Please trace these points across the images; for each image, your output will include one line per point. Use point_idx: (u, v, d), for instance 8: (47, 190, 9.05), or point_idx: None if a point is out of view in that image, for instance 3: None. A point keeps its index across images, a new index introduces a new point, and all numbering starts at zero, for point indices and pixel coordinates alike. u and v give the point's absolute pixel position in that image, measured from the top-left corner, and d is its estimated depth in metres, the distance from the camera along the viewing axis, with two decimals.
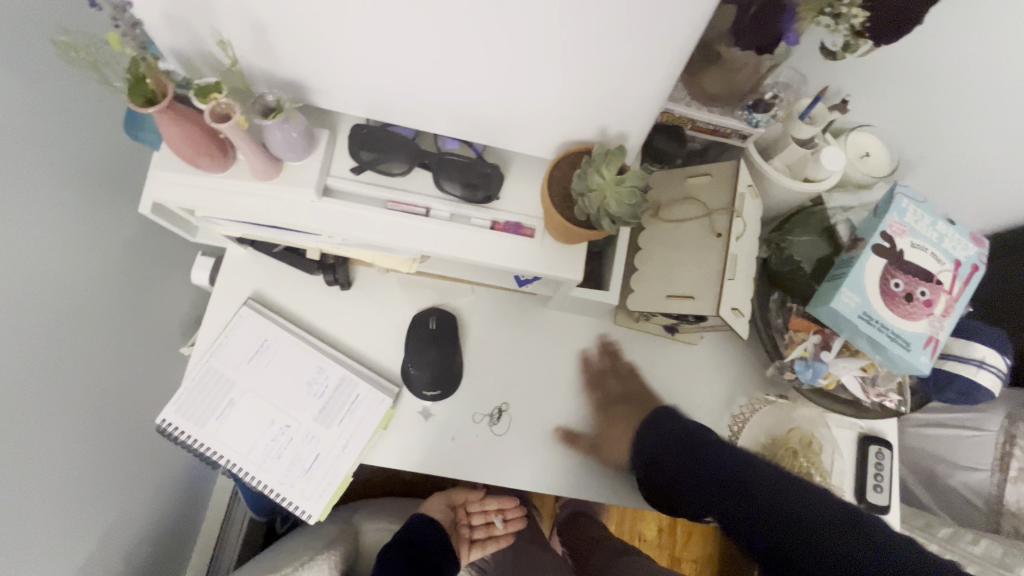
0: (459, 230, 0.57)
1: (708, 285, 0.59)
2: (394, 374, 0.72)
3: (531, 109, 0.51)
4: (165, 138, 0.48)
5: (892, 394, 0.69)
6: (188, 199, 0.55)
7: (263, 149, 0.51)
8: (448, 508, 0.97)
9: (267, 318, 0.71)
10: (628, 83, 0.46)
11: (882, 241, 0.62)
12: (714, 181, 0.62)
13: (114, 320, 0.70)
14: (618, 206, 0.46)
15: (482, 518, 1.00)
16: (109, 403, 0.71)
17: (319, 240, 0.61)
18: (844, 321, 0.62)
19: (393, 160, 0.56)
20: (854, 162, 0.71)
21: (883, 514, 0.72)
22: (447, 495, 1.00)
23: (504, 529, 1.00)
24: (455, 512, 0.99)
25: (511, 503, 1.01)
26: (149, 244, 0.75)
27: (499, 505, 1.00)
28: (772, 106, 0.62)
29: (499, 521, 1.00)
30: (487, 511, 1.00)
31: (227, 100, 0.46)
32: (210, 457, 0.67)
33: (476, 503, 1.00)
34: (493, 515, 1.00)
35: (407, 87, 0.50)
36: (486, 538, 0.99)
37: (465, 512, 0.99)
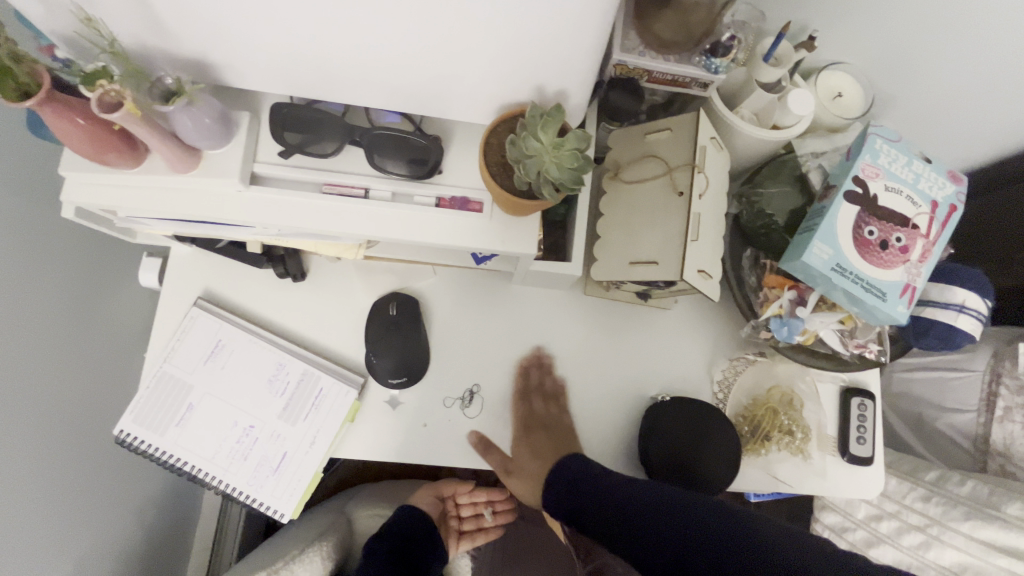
0: (402, 210, 0.54)
1: (672, 248, 0.56)
2: (358, 364, 0.69)
3: (461, 72, 0.46)
4: (59, 137, 0.44)
5: (872, 345, 0.66)
6: (105, 199, 0.51)
7: (175, 139, 0.47)
8: (438, 500, 0.98)
9: (218, 317, 0.67)
10: (558, 32, 0.41)
11: (854, 187, 0.58)
12: (674, 135, 0.58)
13: (58, 333, 0.66)
14: (558, 171, 0.42)
15: (471, 509, 1.01)
16: (68, 418, 0.68)
17: (255, 232, 0.57)
18: (817, 275, 0.59)
19: (324, 138, 0.52)
20: (826, 103, 0.67)
21: (868, 466, 0.70)
22: (436, 488, 1.00)
23: (493, 521, 1.01)
24: (443, 503, 0.99)
25: (499, 495, 1.02)
26: (88, 249, 0.71)
27: (488, 497, 1.02)
28: (731, 49, 0.57)
29: (488, 513, 1.01)
30: (476, 502, 1.01)
31: (116, 86, 0.41)
32: (174, 464, 0.65)
33: (465, 494, 1.01)
34: (482, 507, 1.01)
35: (321, 56, 0.45)
36: (475, 529, 1.00)
37: (453, 503, 1.00)
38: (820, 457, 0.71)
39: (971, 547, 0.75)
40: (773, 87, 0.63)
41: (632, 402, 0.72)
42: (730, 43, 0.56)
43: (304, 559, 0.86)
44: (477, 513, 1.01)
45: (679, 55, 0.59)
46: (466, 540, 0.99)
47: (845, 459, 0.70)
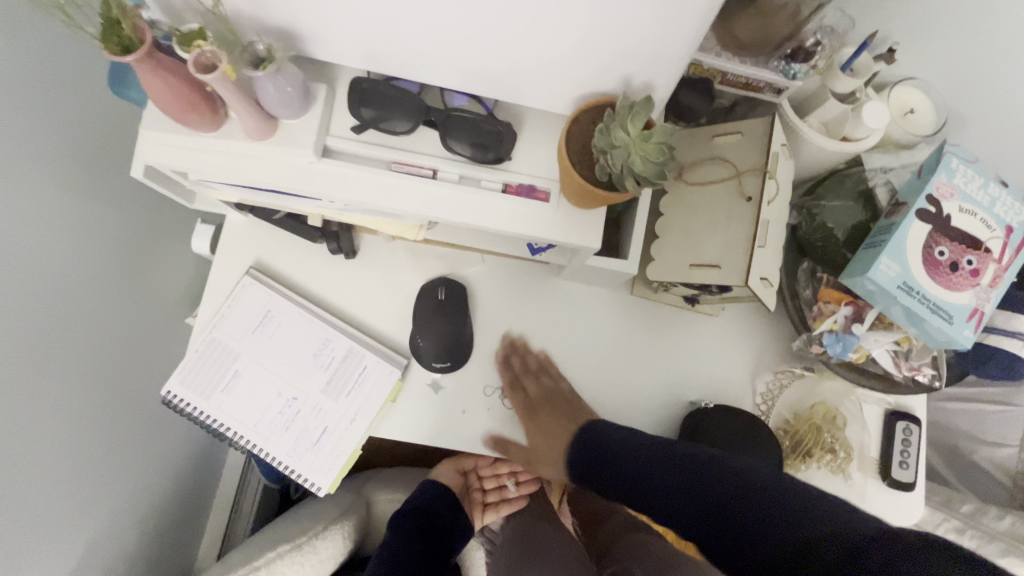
0: (470, 194, 0.53)
1: (736, 253, 0.55)
2: (402, 346, 0.69)
3: (547, 60, 0.46)
4: (149, 95, 0.44)
5: (926, 368, 0.65)
6: (180, 161, 0.51)
7: (258, 106, 0.47)
8: (458, 472, 0.99)
9: (269, 287, 0.68)
10: (655, 24, 0.41)
11: (927, 206, 0.57)
12: (744, 140, 0.57)
13: (106, 291, 0.67)
14: (644, 164, 0.42)
15: (494, 480, 1.03)
16: (110, 376, 0.69)
17: (320, 205, 0.57)
18: (880, 291, 0.58)
19: (396, 116, 0.52)
20: (896, 118, 0.66)
21: (909, 491, 0.69)
22: (457, 462, 1.01)
23: (515, 492, 1.03)
24: (465, 477, 1.01)
25: (522, 466, 1.04)
26: (141, 211, 0.72)
27: (511, 469, 1.03)
28: (812, 56, 0.56)
29: (511, 484, 1.03)
30: (498, 474, 1.03)
31: (212, 48, 0.41)
32: (217, 429, 0.65)
33: (486, 464, 1.02)
34: (504, 478, 1.03)
35: (408, 33, 0.45)
36: (499, 500, 1.03)
37: (476, 477, 1.02)
38: (860, 479, 0.69)
39: None
40: (847, 98, 0.62)
41: (671, 407, 0.71)
42: (812, 49, 0.56)
43: (328, 535, 0.86)
44: (498, 481, 1.03)
45: (757, 58, 0.58)
46: (490, 512, 1.01)
47: (886, 483, 0.69)
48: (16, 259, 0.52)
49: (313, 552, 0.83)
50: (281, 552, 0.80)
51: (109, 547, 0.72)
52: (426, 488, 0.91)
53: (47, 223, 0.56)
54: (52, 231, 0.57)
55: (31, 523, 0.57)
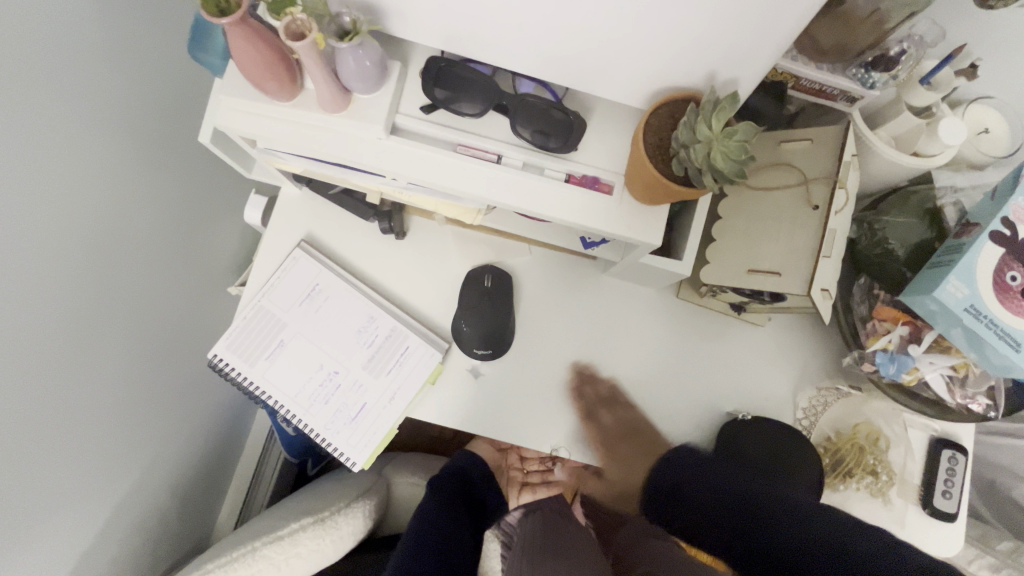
0: (532, 180, 0.53)
1: (798, 261, 0.54)
2: (443, 329, 0.70)
3: (627, 52, 0.45)
4: (233, 58, 0.45)
5: (981, 398, 0.63)
6: (250, 127, 0.52)
7: (334, 78, 0.47)
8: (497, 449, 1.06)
9: (319, 262, 0.69)
10: (749, 19, 0.39)
11: (1002, 228, 0.55)
12: (814, 147, 0.56)
13: (159, 252, 0.69)
14: (724, 161, 0.42)
15: (537, 464, 1.03)
16: (156, 334, 0.72)
17: (381, 182, 0.57)
18: (943, 312, 0.56)
19: (467, 99, 0.52)
20: (970, 137, 0.64)
21: (950, 522, 0.67)
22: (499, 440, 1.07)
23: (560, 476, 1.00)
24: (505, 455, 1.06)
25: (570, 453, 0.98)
26: (197, 178, 0.74)
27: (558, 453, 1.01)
28: (895, 65, 0.53)
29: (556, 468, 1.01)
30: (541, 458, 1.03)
31: (303, 16, 0.42)
32: (257, 396, 0.66)
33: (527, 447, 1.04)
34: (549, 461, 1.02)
35: (488, 14, 0.45)
36: (538, 483, 1.01)
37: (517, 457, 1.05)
38: (901, 505, 0.68)
39: None
40: (923, 112, 0.60)
41: (707, 414, 0.71)
42: (895, 57, 0.53)
43: (349, 512, 0.87)
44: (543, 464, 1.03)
45: (834, 64, 0.57)
46: (527, 493, 1.01)
47: (926, 511, 0.67)
48: (76, 209, 0.54)
49: (335, 526, 0.84)
50: (304, 524, 0.81)
51: (137, 502, 0.74)
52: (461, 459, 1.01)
53: (109, 180, 0.58)
54: (113, 188, 0.59)
55: (63, 466, 0.58)
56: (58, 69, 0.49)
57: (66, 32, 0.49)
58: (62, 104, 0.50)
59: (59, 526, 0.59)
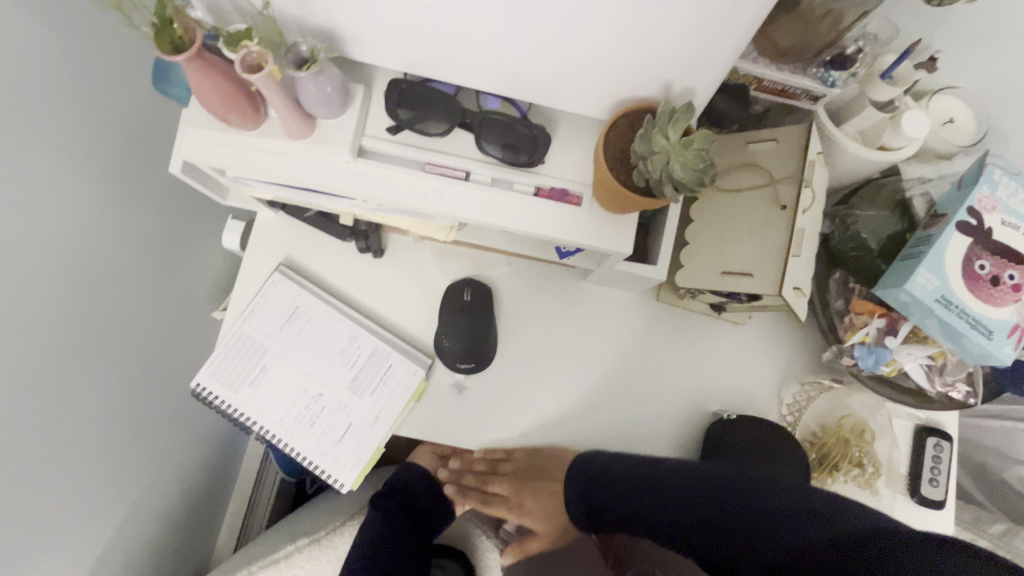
0: (501, 196, 0.53)
1: (769, 262, 0.54)
2: (426, 346, 0.70)
3: (587, 67, 0.46)
4: (194, 93, 0.45)
5: (960, 384, 0.63)
6: (218, 158, 0.52)
7: (297, 105, 0.48)
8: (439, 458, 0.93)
9: (299, 284, 0.69)
10: (703, 29, 0.40)
11: (968, 218, 0.55)
12: (780, 147, 0.57)
13: (140, 283, 0.69)
14: (683, 170, 0.42)
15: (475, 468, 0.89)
16: (141, 366, 0.71)
17: (352, 205, 0.58)
18: (916, 304, 0.57)
19: (431, 118, 0.52)
20: (936, 128, 0.65)
21: (939, 510, 0.67)
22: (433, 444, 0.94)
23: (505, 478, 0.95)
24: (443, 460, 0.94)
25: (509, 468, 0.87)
26: (173, 207, 0.74)
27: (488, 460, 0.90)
28: (852, 62, 0.55)
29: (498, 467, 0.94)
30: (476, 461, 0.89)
31: (258, 49, 0.42)
32: (243, 423, 0.66)
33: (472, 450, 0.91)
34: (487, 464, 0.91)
35: (447, 34, 0.45)
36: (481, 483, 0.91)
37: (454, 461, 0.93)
38: (889, 495, 0.68)
39: None
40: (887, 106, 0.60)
41: (693, 415, 0.71)
42: (853, 56, 0.54)
43: (345, 530, 0.86)
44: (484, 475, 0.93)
45: (795, 64, 0.57)
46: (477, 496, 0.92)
47: (915, 500, 0.68)
48: (51, 246, 0.54)
49: (332, 546, 0.83)
50: (300, 546, 0.81)
51: (132, 536, 0.73)
52: (406, 475, 0.90)
53: (83, 215, 0.58)
54: (87, 223, 0.58)
55: (53, 505, 0.58)
56: (23, 112, 0.49)
57: (29, 71, 0.48)
58: (30, 147, 0.50)
59: (51, 567, 0.58)
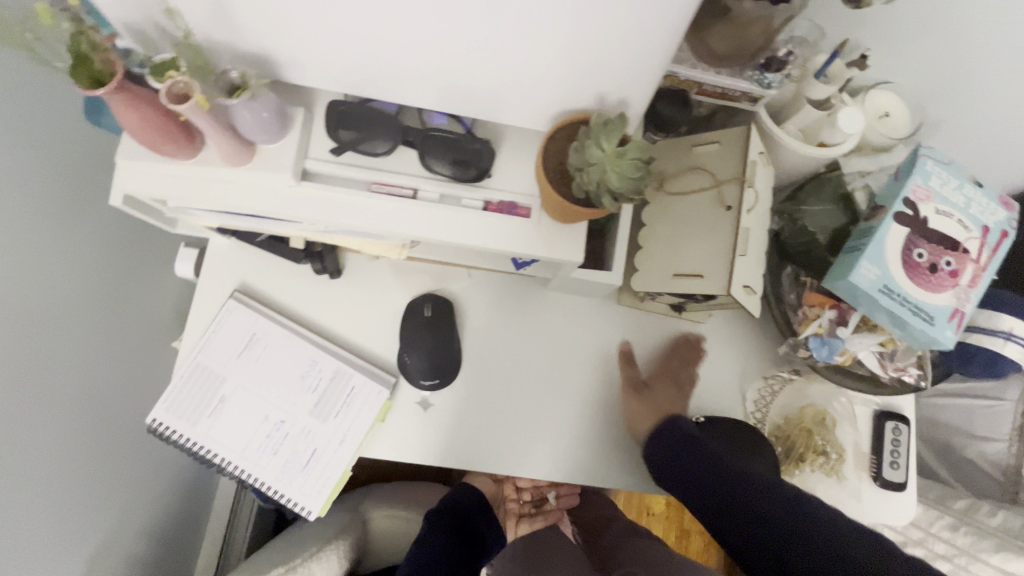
0: (450, 212, 0.53)
1: (717, 262, 0.55)
2: (390, 364, 0.69)
3: (522, 82, 0.46)
4: (124, 125, 0.44)
5: (911, 368, 0.65)
6: (158, 190, 0.51)
7: (233, 131, 0.47)
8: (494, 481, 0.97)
9: (255, 310, 0.68)
10: (628, 40, 0.40)
11: (904, 209, 0.57)
12: (723, 149, 0.58)
13: (90, 319, 0.66)
14: (619, 180, 0.43)
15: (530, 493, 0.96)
16: (97, 405, 0.69)
17: (301, 228, 0.57)
18: (861, 295, 0.58)
19: (375, 137, 0.52)
20: (873, 122, 0.66)
21: (900, 491, 0.69)
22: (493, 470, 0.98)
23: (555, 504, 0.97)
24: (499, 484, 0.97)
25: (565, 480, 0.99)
26: (123, 239, 0.72)
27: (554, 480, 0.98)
28: (786, 64, 0.56)
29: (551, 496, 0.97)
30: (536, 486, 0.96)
31: (183, 78, 0.42)
32: (204, 456, 0.65)
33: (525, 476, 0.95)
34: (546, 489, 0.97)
35: (380, 56, 0.45)
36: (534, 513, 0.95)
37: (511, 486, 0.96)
38: (855, 480, 0.70)
39: None
40: (823, 103, 0.62)
41: None
42: (785, 58, 0.56)
43: (322, 557, 0.85)
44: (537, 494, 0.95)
45: (731, 68, 0.58)
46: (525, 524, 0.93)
47: (878, 484, 0.69)
48: None
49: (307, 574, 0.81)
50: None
51: None
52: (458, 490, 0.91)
53: (23, 254, 0.55)
54: (29, 262, 0.56)
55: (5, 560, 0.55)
56: None
57: None
58: None
59: None
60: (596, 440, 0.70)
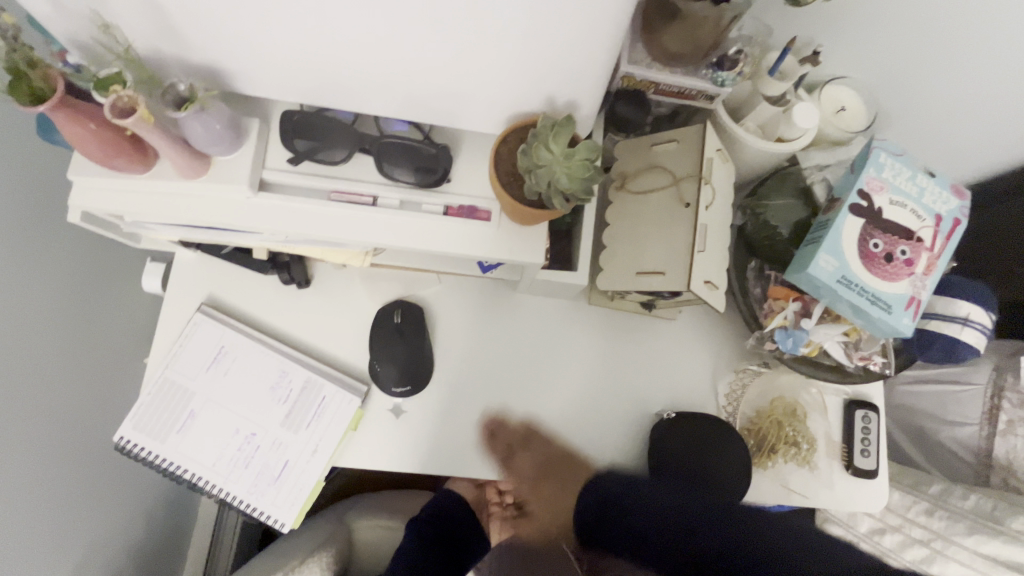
0: (410, 218, 0.53)
1: (678, 259, 0.56)
2: (362, 373, 0.69)
3: (473, 87, 0.46)
4: (72, 143, 0.44)
5: (876, 357, 0.67)
6: (114, 205, 0.51)
7: (186, 144, 0.47)
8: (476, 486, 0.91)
9: (222, 323, 0.67)
10: (572, 44, 0.41)
11: (859, 200, 0.58)
12: (681, 147, 0.59)
13: (55, 338, 0.65)
14: (569, 181, 0.44)
15: None
16: (68, 426, 0.68)
17: (262, 238, 0.57)
18: (822, 286, 0.59)
19: (334, 146, 0.52)
20: (829, 116, 0.68)
21: (872, 479, 0.70)
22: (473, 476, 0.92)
23: None
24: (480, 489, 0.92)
25: None
26: (89, 255, 0.71)
27: None
28: (738, 63, 0.57)
29: None
30: None
31: (128, 92, 0.41)
32: (174, 472, 0.64)
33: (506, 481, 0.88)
34: None
35: (329, 66, 0.45)
36: None
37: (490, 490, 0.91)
38: (828, 468, 0.71)
39: (976, 563, 0.75)
40: (778, 100, 0.63)
41: (636, 414, 0.72)
42: (736, 57, 0.57)
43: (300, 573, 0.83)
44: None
45: (686, 67, 0.59)
46: None
47: (851, 472, 0.70)
48: None
49: None
50: None
51: None
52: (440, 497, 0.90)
53: None
54: None
55: None
56: None
57: None
58: None
59: None
60: (571, 439, 0.70)
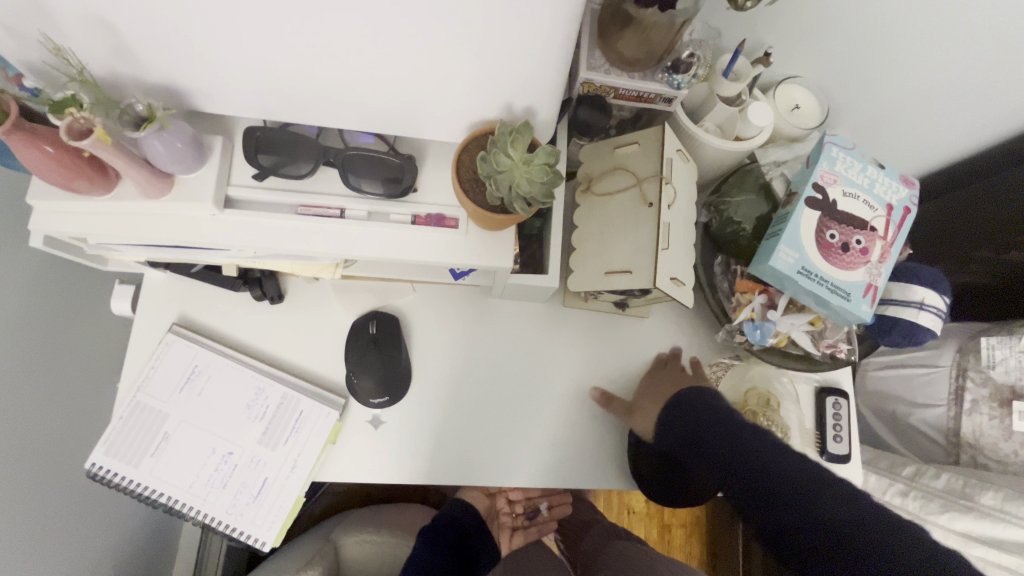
0: (378, 228, 0.54)
1: (643, 257, 0.58)
2: (340, 386, 0.69)
3: (432, 98, 0.47)
4: (30, 167, 0.44)
5: (841, 344, 0.69)
6: (75, 227, 0.50)
7: (147, 165, 0.47)
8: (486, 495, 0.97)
9: (194, 343, 0.66)
10: (525, 52, 0.42)
11: (814, 193, 0.61)
12: (642, 149, 0.60)
13: (22, 366, 0.64)
14: (529, 185, 0.46)
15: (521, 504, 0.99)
16: (38, 455, 0.66)
17: (230, 255, 0.57)
18: (784, 278, 0.61)
19: (297, 160, 0.53)
20: (785, 114, 0.70)
21: (844, 463, 0.72)
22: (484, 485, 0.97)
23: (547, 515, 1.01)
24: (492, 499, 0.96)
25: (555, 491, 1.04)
26: (54, 281, 0.70)
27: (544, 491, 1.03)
28: (691, 65, 0.59)
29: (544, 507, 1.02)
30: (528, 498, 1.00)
31: (85, 113, 0.41)
32: (148, 497, 0.63)
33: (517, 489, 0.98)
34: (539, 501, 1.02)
35: (286, 82, 0.46)
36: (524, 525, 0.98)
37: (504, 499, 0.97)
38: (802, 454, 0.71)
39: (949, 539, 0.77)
40: (734, 101, 0.65)
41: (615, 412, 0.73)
42: (689, 60, 0.59)
43: None
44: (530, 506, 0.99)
45: (643, 72, 0.61)
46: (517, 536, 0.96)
47: (825, 457, 0.72)
48: None
49: None
50: None
51: None
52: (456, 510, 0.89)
53: None
54: None
55: None
56: None
57: None
58: None
59: None
60: (552, 440, 0.71)
